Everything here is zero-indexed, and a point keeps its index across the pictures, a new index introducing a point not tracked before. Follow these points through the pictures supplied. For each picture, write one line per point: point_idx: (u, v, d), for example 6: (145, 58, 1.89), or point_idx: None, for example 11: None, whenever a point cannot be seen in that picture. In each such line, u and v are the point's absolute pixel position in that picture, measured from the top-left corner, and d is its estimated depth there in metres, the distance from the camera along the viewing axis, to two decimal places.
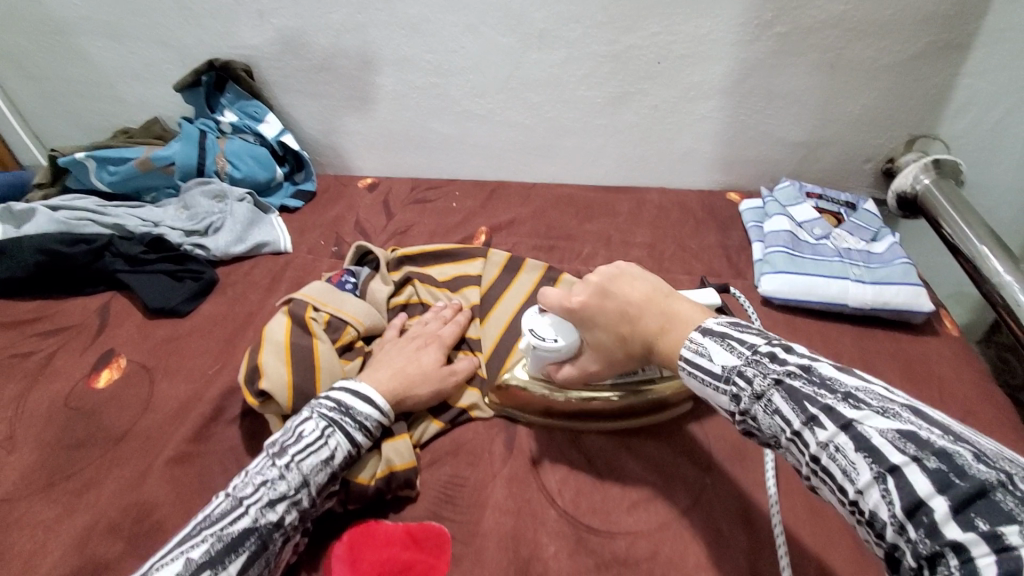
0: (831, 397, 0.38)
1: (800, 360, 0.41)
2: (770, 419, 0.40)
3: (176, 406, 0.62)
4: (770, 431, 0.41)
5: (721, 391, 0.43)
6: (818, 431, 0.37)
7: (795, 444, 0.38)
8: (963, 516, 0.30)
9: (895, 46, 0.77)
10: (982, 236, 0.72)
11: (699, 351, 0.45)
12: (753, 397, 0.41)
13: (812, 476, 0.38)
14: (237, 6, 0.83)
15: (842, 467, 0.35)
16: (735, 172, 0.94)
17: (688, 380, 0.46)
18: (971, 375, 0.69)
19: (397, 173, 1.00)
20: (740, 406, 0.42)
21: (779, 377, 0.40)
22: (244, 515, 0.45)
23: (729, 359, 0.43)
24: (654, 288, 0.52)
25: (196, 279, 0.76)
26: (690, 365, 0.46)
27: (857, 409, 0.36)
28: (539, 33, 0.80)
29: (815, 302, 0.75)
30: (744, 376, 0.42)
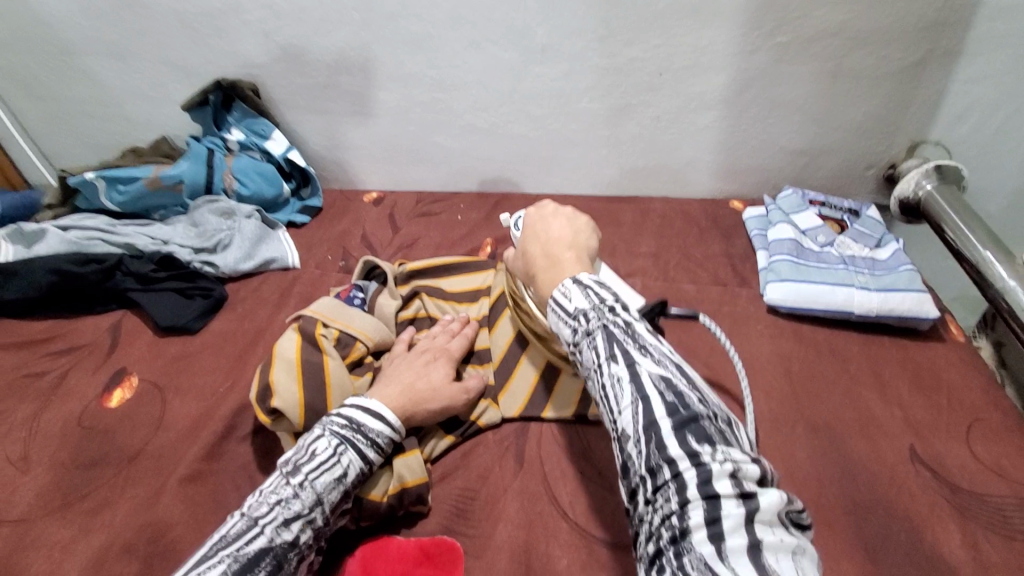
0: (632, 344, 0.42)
1: (629, 315, 0.44)
2: (588, 353, 0.43)
3: (188, 424, 0.62)
4: (585, 364, 0.44)
5: (565, 325, 0.46)
6: (613, 366, 0.41)
7: (596, 374, 0.42)
8: (682, 437, 0.37)
9: (894, 54, 0.78)
10: (986, 242, 0.72)
11: (566, 291, 0.47)
12: (584, 333, 0.44)
13: (599, 401, 0.42)
14: (243, 26, 0.84)
15: (616, 396, 0.40)
16: (738, 180, 0.94)
17: (548, 314, 0.48)
18: (977, 381, 0.69)
19: (402, 187, 1.01)
20: (570, 338, 0.45)
21: (606, 323, 0.43)
22: (259, 535, 0.45)
23: (582, 303, 0.45)
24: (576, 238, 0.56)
25: (206, 296, 0.76)
26: (554, 304, 0.47)
27: (643, 356, 0.41)
28: (541, 47, 0.81)
29: (821, 311, 0.75)
30: (587, 318, 0.44)
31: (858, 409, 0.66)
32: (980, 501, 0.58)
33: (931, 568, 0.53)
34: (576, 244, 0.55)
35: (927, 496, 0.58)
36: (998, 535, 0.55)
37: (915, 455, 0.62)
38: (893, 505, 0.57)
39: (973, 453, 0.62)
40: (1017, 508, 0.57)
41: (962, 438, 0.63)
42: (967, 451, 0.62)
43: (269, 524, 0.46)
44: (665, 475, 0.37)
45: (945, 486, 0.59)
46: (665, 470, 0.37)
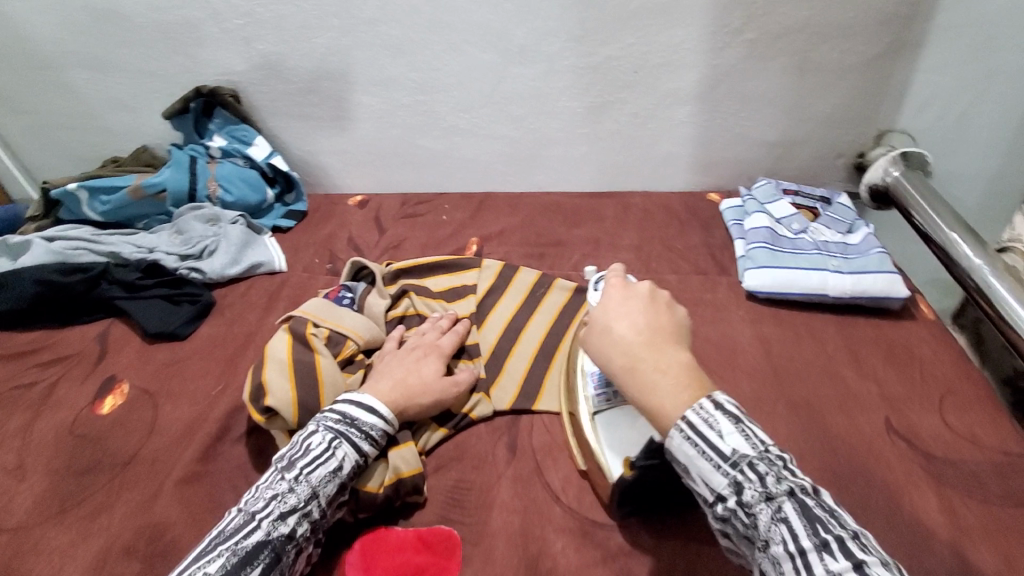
0: (839, 528, 0.39)
1: (808, 481, 0.42)
2: (772, 526, 0.40)
3: (182, 427, 0.63)
4: (764, 535, 0.40)
5: (722, 472, 0.42)
6: (827, 556, 0.38)
7: (794, 560, 0.38)
8: None
9: (858, 48, 0.81)
10: (951, 224, 0.76)
11: (711, 418, 0.42)
12: (762, 497, 0.40)
13: None
14: (223, 34, 0.85)
15: None
16: (714, 173, 0.97)
17: (680, 444, 0.43)
18: (948, 354, 0.72)
19: (386, 189, 1.02)
20: (745, 501, 0.41)
21: (793, 489, 0.40)
22: (257, 529, 0.46)
23: (743, 446, 0.42)
24: (661, 324, 0.48)
25: (193, 302, 0.77)
26: (694, 432, 0.42)
27: (862, 548, 0.38)
28: (519, 48, 0.82)
29: (797, 294, 0.77)
30: (756, 471, 0.41)
31: (836, 387, 0.69)
32: (955, 468, 0.60)
33: (911, 534, 0.55)
34: (671, 337, 0.47)
35: (905, 466, 0.61)
36: (973, 500, 0.57)
37: (892, 428, 0.64)
38: (875, 476, 0.60)
39: (946, 423, 0.65)
40: (991, 473, 0.60)
41: (936, 409, 0.66)
42: (941, 421, 0.65)
43: (266, 519, 0.47)
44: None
45: (921, 455, 0.62)
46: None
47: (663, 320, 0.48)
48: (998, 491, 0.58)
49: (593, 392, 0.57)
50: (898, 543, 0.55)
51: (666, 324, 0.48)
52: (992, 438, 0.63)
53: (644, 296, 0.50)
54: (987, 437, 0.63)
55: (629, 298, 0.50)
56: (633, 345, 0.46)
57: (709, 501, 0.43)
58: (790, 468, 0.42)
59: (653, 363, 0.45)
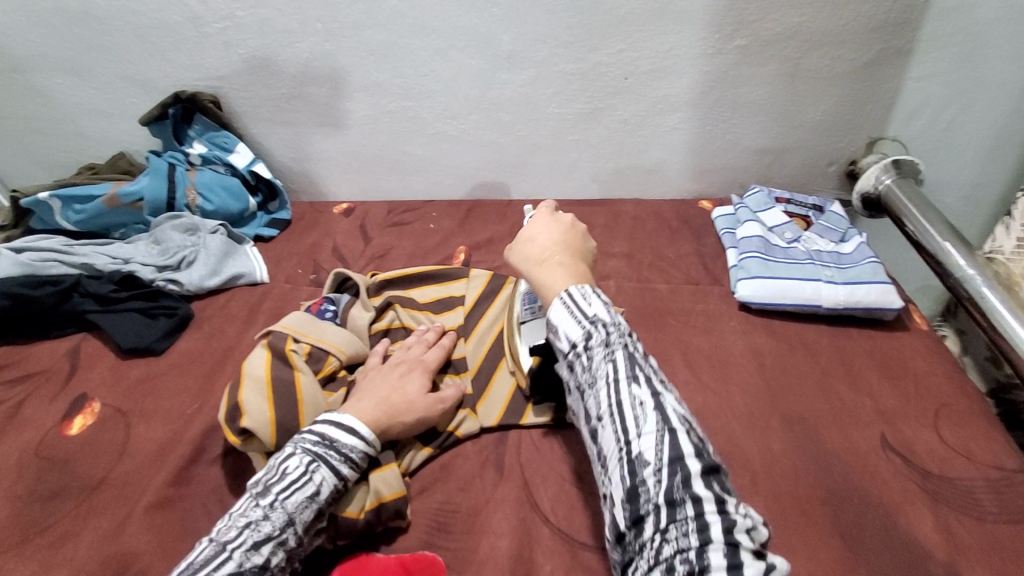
0: (655, 377, 0.47)
1: (641, 347, 0.49)
2: (604, 365, 0.47)
3: (155, 449, 0.60)
4: (596, 373, 0.48)
5: (580, 326, 0.49)
6: (636, 388, 0.46)
7: (609, 388, 0.46)
8: (705, 476, 0.42)
9: (850, 55, 0.80)
10: (943, 232, 0.75)
11: (587, 294, 0.51)
12: (602, 344, 0.48)
13: (607, 417, 0.46)
14: (202, 38, 0.82)
15: (637, 416, 0.44)
16: (706, 180, 0.96)
17: (558, 309, 0.51)
18: (941, 367, 0.71)
19: (373, 196, 1.00)
20: (589, 345, 0.49)
21: (629, 347, 0.48)
22: (227, 561, 0.44)
23: (603, 314, 0.50)
24: (573, 244, 0.59)
25: (170, 315, 0.74)
26: (571, 300, 0.51)
27: (667, 393, 0.46)
28: (507, 54, 0.81)
29: (789, 305, 0.76)
30: (607, 331, 0.49)
31: (831, 401, 0.68)
32: (950, 485, 0.59)
33: (906, 554, 0.54)
34: (579, 253, 0.59)
35: (900, 483, 0.59)
36: (967, 518, 0.56)
37: (886, 443, 0.63)
38: (866, 493, 0.59)
39: (941, 439, 0.63)
40: (986, 491, 0.58)
41: (929, 424, 0.65)
42: (935, 436, 0.64)
43: (238, 549, 0.45)
44: (686, 508, 0.40)
45: (916, 472, 0.60)
46: (686, 502, 0.40)
47: (573, 242, 0.59)
48: (992, 507, 0.57)
49: (523, 307, 0.69)
50: (892, 563, 0.53)
51: (578, 245, 0.60)
52: (985, 453, 0.62)
53: (566, 222, 0.61)
54: (981, 453, 0.62)
55: (552, 220, 0.61)
56: (546, 248, 0.58)
57: (564, 350, 0.50)
58: (630, 336, 0.50)
59: (559, 261, 0.56)
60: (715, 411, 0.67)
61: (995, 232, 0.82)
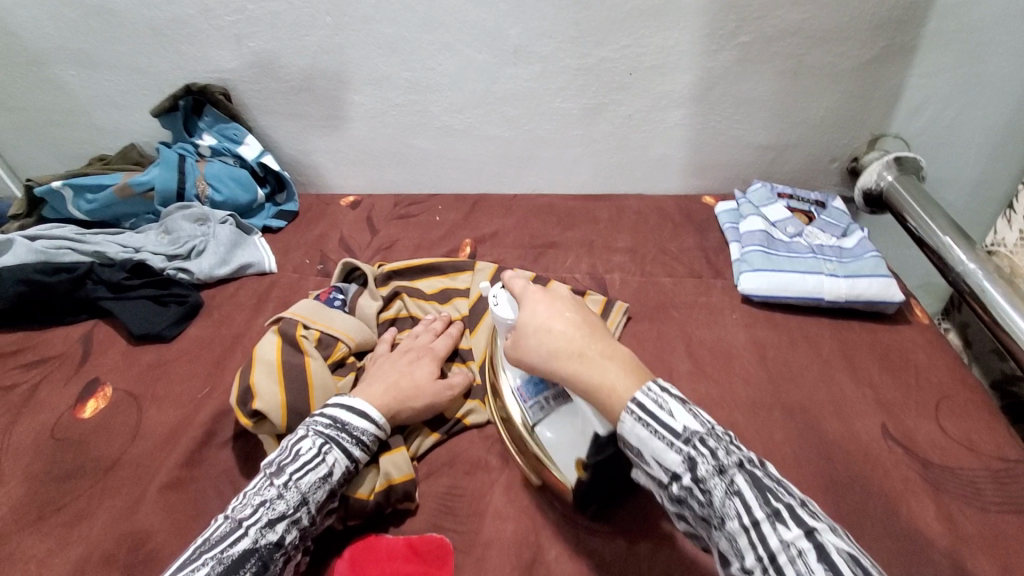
0: (787, 496, 0.42)
1: (752, 456, 0.45)
2: (727, 501, 0.42)
3: (167, 431, 0.61)
4: (719, 510, 0.42)
5: (676, 450, 0.44)
6: (780, 527, 0.40)
7: (750, 533, 0.40)
8: None
9: (853, 51, 0.81)
10: (945, 228, 0.76)
11: (663, 401, 0.45)
12: (716, 471, 0.43)
13: (758, 571, 0.39)
14: (213, 30, 0.83)
15: (800, 571, 0.38)
16: (709, 175, 0.97)
17: (634, 428, 0.45)
18: (943, 360, 0.72)
19: (379, 190, 1.01)
20: (699, 476, 0.43)
21: (741, 461, 0.43)
22: (243, 537, 0.45)
23: (693, 424, 0.44)
24: (592, 320, 0.52)
25: (181, 303, 0.75)
26: (645, 413, 0.45)
27: (811, 518, 0.41)
28: (514, 48, 0.82)
29: (792, 297, 0.77)
30: (707, 447, 0.44)
31: (834, 392, 0.68)
32: (951, 474, 0.60)
33: (910, 541, 0.55)
34: (599, 327, 0.52)
35: (902, 472, 0.60)
36: (968, 506, 0.57)
37: (889, 433, 0.64)
38: (870, 482, 0.59)
39: (942, 429, 0.64)
40: (986, 480, 0.59)
41: (931, 416, 0.66)
42: (937, 427, 0.65)
43: (253, 527, 0.46)
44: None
45: (917, 461, 0.61)
46: None
47: (589, 316, 0.53)
48: (992, 496, 0.58)
49: (524, 406, 0.56)
50: (896, 550, 0.54)
51: (589, 316, 0.53)
52: (985, 444, 0.63)
53: (566, 296, 0.55)
54: (981, 442, 0.63)
55: (551, 295, 0.54)
56: (570, 337, 0.50)
57: (664, 482, 0.44)
58: (736, 446, 0.45)
59: (602, 352, 0.49)
60: (718, 401, 0.68)
61: (998, 225, 0.83)
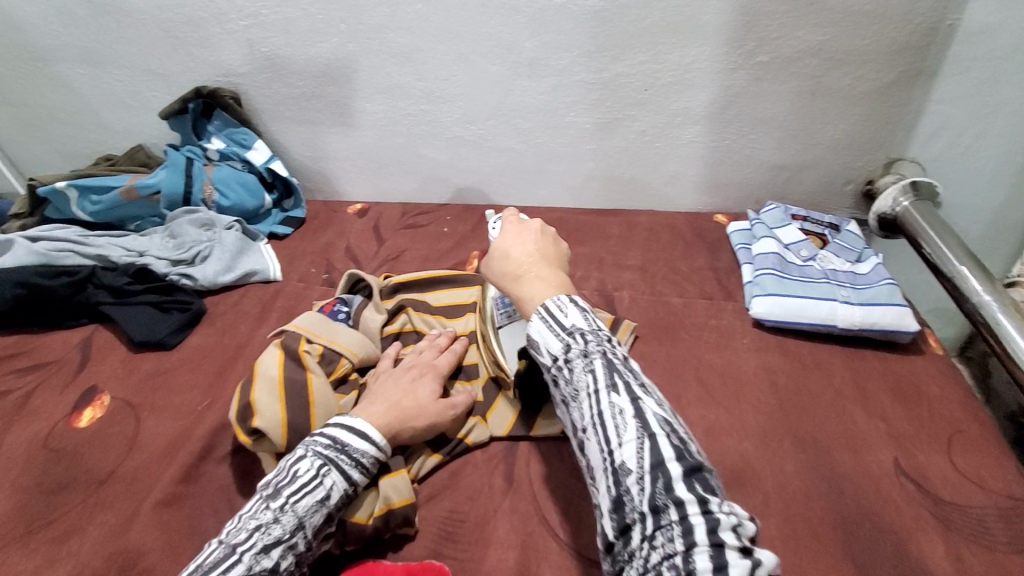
0: (635, 379, 0.45)
1: (623, 351, 0.47)
2: (583, 376, 0.46)
3: (164, 444, 0.60)
4: (578, 385, 0.46)
5: (558, 339, 0.48)
6: (614, 395, 0.43)
7: (591, 398, 0.44)
8: (689, 481, 0.39)
9: (873, 75, 0.80)
10: (960, 256, 0.75)
11: (563, 305, 0.50)
12: (580, 354, 0.46)
13: (589, 427, 0.44)
14: (225, 34, 0.82)
15: (616, 424, 0.42)
16: (722, 194, 0.95)
17: (535, 325, 0.50)
18: (955, 393, 0.70)
19: (387, 198, 1.00)
20: (568, 358, 0.47)
21: (605, 350, 0.46)
22: (238, 564, 0.43)
23: (581, 323, 0.48)
24: (546, 251, 0.59)
25: (183, 310, 0.74)
26: (547, 314, 0.50)
27: (646, 393, 0.44)
28: (529, 61, 0.81)
29: (804, 324, 0.76)
30: (584, 339, 0.47)
31: (844, 423, 0.67)
32: (962, 512, 0.58)
33: None
34: (553, 260, 0.59)
35: (912, 509, 0.59)
36: (979, 546, 0.56)
37: (898, 467, 0.63)
38: (879, 519, 0.58)
39: (953, 464, 0.63)
40: (997, 519, 0.58)
41: (941, 451, 0.64)
42: (948, 462, 0.63)
43: (248, 553, 0.44)
44: (669, 515, 0.38)
45: (927, 498, 0.60)
46: (669, 509, 0.38)
47: (546, 247, 0.59)
48: (1004, 537, 0.56)
49: (495, 313, 0.67)
50: None
51: (551, 251, 0.60)
52: (998, 482, 0.61)
53: (536, 228, 0.61)
54: (994, 482, 0.61)
55: (525, 227, 0.61)
56: (519, 260, 0.57)
57: (546, 364, 0.49)
58: (613, 343, 0.48)
59: (537, 272, 0.56)
60: (726, 429, 0.66)
61: None
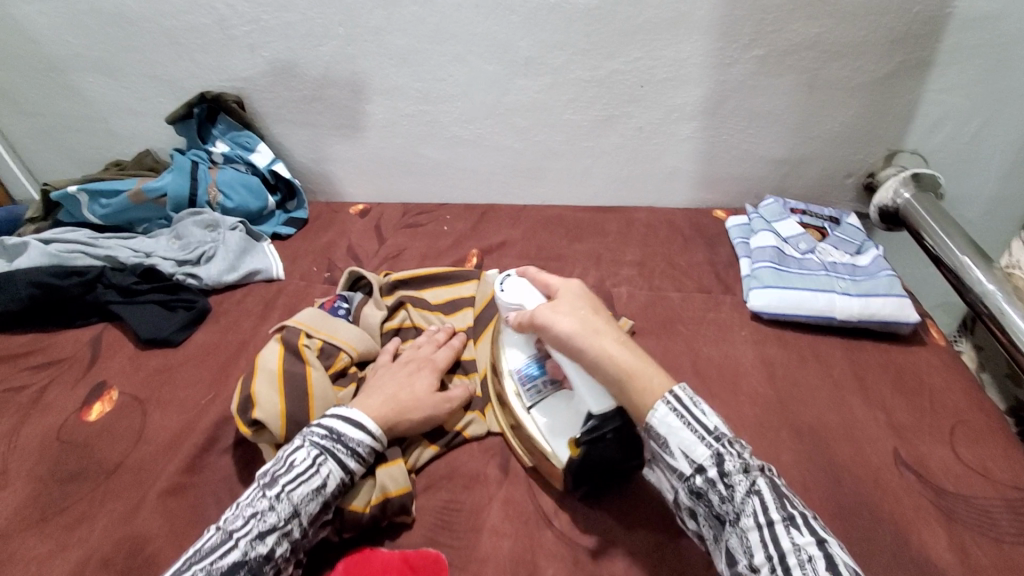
0: (799, 510, 0.44)
1: (772, 471, 0.47)
2: (746, 499, 0.44)
3: (169, 437, 0.61)
4: (738, 505, 0.44)
5: (706, 445, 0.46)
6: (793, 530, 0.42)
7: (761, 531, 0.43)
8: None
9: (869, 66, 0.80)
10: (963, 247, 0.74)
11: (699, 401, 0.48)
12: (740, 471, 0.45)
13: (761, 565, 0.42)
14: (229, 40, 0.85)
15: (806, 572, 0.40)
16: (720, 190, 0.96)
17: (665, 415, 0.47)
18: (958, 384, 0.70)
19: (388, 199, 1.01)
20: (724, 471, 0.45)
21: (763, 470, 0.46)
22: (234, 548, 0.45)
23: (722, 427, 0.47)
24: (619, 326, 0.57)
25: (188, 308, 0.76)
26: (680, 404, 0.48)
27: (823, 531, 0.43)
28: (524, 60, 0.82)
29: (802, 315, 0.75)
30: (733, 449, 0.46)
31: (843, 415, 0.67)
32: (965, 503, 0.58)
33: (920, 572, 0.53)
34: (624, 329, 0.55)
35: (913, 499, 0.58)
36: (985, 538, 0.55)
37: (899, 458, 0.62)
38: (879, 510, 0.58)
39: (956, 455, 0.62)
40: (1003, 510, 0.57)
41: (945, 443, 0.63)
42: (951, 453, 0.63)
43: (243, 538, 0.46)
44: None
45: (929, 489, 0.59)
46: None
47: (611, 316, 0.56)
48: (1009, 528, 0.56)
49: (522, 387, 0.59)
50: None
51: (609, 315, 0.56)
52: (1001, 472, 0.61)
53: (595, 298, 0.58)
54: (998, 472, 0.61)
55: (593, 296, 0.57)
56: (607, 330, 0.53)
57: (687, 474, 0.47)
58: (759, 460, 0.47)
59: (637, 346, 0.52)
60: (725, 421, 0.66)
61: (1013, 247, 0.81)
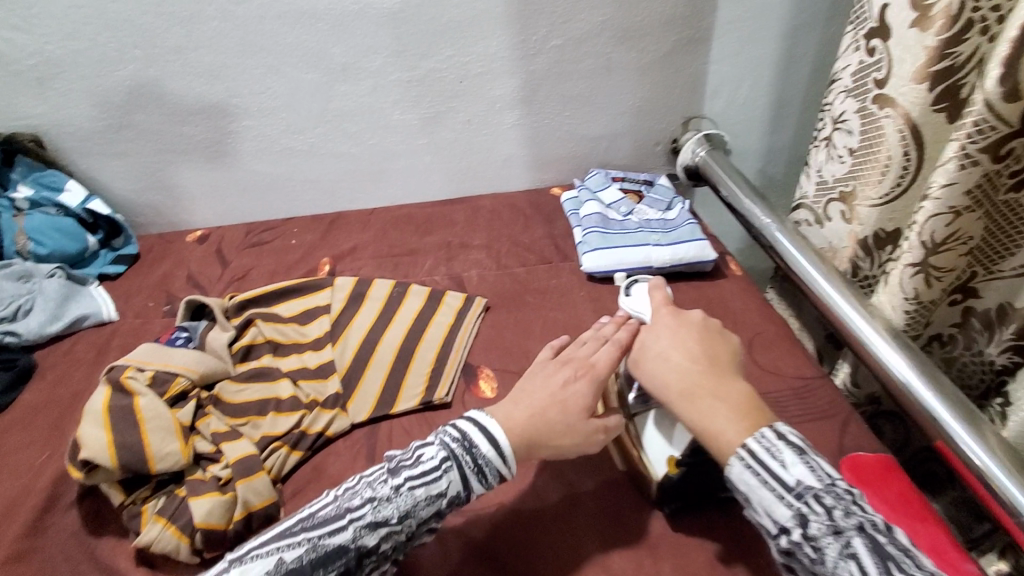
0: (918, 570, 0.40)
1: (880, 518, 0.43)
2: (841, 562, 0.40)
3: (4, 504, 0.59)
4: (832, 572, 0.41)
5: (786, 502, 0.44)
6: None
7: None
8: None
9: (651, 47, 0.92)
10: (746, 193, 0.88)
11: (776, 450, 0.45)
12: (830, 531, 0.42)
13: None
14: (10, 75, 0.78)
15: None
16: (553, 169, 1.04)
17: (742, 473, 0.45)
18: (753, 303, 0.84)
19: (230, 220, 0.98)
20: (810, 533, 0.42)
21: (863, 524, 0.42)
22: (344, 530, 0.46)
23: (809, 480, 0.44)
24: (714, 353, 0.54)
25: (8, 368, 0.71)
26: (756, 460, 0.45)
27: None
28: (341, 66, 0.84)
29: (627, 269, 0.86)
30: (822, 505, 0.43)
31: None
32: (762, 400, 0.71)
33: None
34: (724, 368, 0.53)
35: None
36: None
37: None
38: None
39: (754, 362, 0.76)
40: (790, 398, 0.71)
41: (745, 354, 0.76)
42: (750, 361, 0.76)
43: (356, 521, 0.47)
44: None
45: None
46: None
47: (714, 356, 0.53)
48: (794, 411, 0.69)
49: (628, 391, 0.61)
50: None
51: (715, 354, 0.54)
52: (788, 368, 0.74)
53: (699, 328, 0.56)
54: (786, 369, 0.74)
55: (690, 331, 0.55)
56: (689, 374, 0.52)
57: (773, 534, 0.44)
58: (859, 504, 0.44)
59: (713, 390, 0.50)
60: None
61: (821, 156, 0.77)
